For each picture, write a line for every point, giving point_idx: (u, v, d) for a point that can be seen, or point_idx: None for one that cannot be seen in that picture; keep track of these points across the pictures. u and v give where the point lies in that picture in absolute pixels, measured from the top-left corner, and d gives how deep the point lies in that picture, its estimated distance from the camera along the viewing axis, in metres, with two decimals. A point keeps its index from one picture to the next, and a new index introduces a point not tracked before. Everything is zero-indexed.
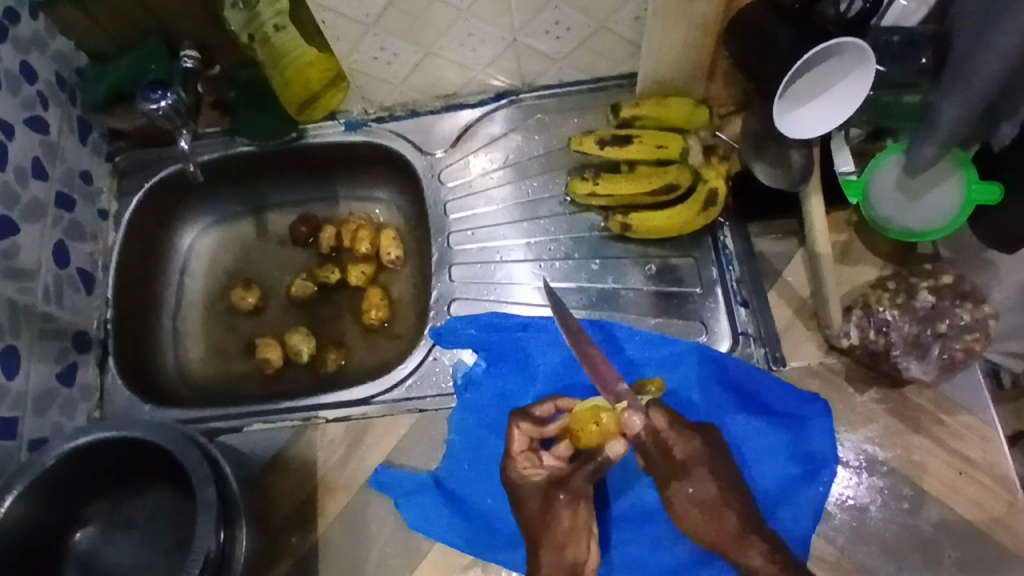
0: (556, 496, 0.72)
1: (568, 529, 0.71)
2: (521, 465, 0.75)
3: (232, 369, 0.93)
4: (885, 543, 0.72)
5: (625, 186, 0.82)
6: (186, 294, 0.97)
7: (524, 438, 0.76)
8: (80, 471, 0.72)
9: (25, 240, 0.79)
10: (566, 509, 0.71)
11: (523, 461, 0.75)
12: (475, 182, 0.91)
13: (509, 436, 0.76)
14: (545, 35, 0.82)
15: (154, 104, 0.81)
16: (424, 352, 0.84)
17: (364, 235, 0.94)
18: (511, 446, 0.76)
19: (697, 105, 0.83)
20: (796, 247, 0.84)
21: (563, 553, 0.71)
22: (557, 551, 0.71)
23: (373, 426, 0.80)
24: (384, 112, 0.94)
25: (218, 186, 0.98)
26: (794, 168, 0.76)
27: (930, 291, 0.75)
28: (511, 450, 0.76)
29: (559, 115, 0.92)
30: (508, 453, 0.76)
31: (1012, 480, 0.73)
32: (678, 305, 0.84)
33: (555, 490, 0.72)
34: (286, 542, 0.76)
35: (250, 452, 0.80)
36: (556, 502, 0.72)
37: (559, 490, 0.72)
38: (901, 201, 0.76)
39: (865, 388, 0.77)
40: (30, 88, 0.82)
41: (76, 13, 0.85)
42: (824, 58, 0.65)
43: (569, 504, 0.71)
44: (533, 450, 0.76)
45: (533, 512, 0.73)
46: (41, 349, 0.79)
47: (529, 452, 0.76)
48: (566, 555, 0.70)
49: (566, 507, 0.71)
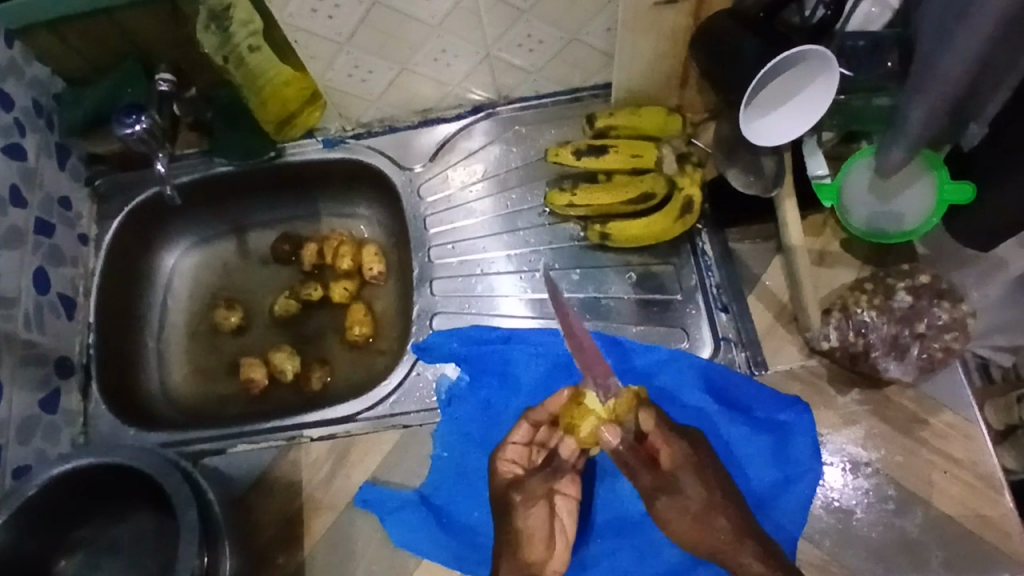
0: (510, 497, 0.70)
1: (524, 528, 0.69)
2: (509, 456, 0.72)
3: (219, 389, 0.94)
4: (871, 545, 0.72)
5: (602, 196, 0.82)
6: (169, 317, 0.97)
7: (529, 431, 0.73)
8: (63, 498, 0.72)
9: (5, 268, 0.79)
10: (524, 509, 0.70)
11: (511, 453, 0.72)
12: (455, 196, 0.91)
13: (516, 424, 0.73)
14: (519, 49, 0.83)
15: (130, 128, 0.82)
16: (407, 367, 0.84)
17: (346, 251, 0.94)
18: (510, 434, 0.73)
19: (669, 114, 0.84)
20: (773, 251, 0.84)
21: (518, 553, 0.68)
22: (512, 551, 0.68)
23: (357, 443, 0.80)
24: (362, 129, 0.94)
25: (198, 207, 0.98)
26: (768, 175, 0.77)
27: (908, 291, 0.76)
28: (509, 439, 0.73)
29: (536, 127, 0.92)
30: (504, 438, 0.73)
31: (996, 477, 0.73)
32: (659, 312, 0.84)
33: (510, 490, 0.71)
34: (273, 562, 0.76)
35: (234, 473, 0.80)
36: (512, 504, 0.70)
37: (514, 492, 0.70)
38: (874, 203, 0.77)
39: (847, 390, 0.78)
40: (7, 115, 0.82)
41: (52, 40, 0.85)
42: (784, 68, 0.66)
43: (527, 504, 0.70)
44: (536, 442, 0.73)
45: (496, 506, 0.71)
46: (25, 375, 0.79)
47: (530, 445, 0.73)
48: (521, 555, 0.68)
49: (521, 508, 0.70)
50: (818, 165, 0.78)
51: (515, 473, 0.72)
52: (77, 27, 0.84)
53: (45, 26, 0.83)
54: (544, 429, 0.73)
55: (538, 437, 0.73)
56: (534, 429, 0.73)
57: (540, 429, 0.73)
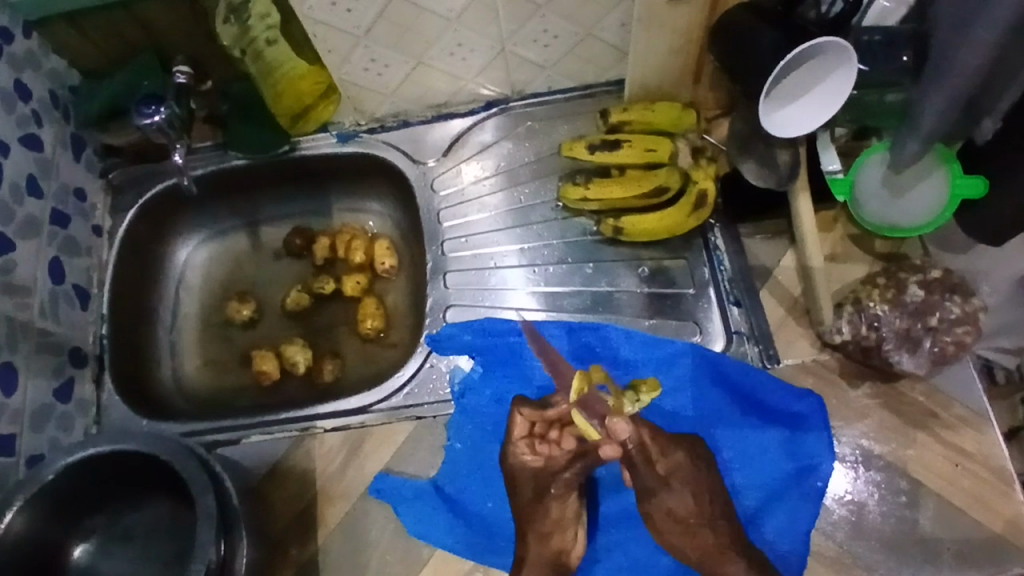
0: (546, 490, 0.76)
1: (557, 518, 0.75)
2: (521, 451, 0.78)
3: (232, 383, 0.94)
4: (884, 537, 0.72)
5: (615, 190, 0.83)
6: (182, 310, 0.98)
7: (528, 425, 0.78)
8: (80, 484, 0.72)
9: (22, 257, 0.79)
10: (556, 501, 0.75)
11: (522, 447, 0.78)
12: (467, 190, 0.92)
13: (511, 422, 0.79)
14: (534, 44, 0.83)
15: (148, 118, 0.82)
16: (421, 359, 0.85)
17: (358, 246, 0.95)
18: (511, 431, 0.79)
19: (683, 108, 0.84)
20: (785, 247, 0.85)
21: (549, 542, 0.75)
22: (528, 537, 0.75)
23: (372, 433, 0.80)
24: (376, 124, 0.95)
25: (212, 200, 0.99)
26: (782, 169, 0.78)
27: (920, 285, 0.76)
28: (513, 435, 0.78)
29: (549, 122, 0.93)
30: (508, 437, 0.79)
31: (1007, 471, 0.74)
32: (672, 306, 0.85)
33: (545, 484, 0.76)
34: (287, 552, 0.75)
35: (248, 462, 0.80)
36: (547, 495, 0.76)
37: (550, 486, 0.76)
38: (886, 197, 0.79)
39: (859, 383, 0.78)
40: (25, 106, 0.82)
41: (69, 32, 0.86)
42: (810, 57, 0.66)
43: (560, 497, 0.75)
44: (536, 436, 0.78)
45: (527, 497, 0.77)
46: (39, 363, 0.79)
47: (530, 436, 0.78)
48: (551, 543, 0.75)
49: (557, 500, 0.75)
50: (830, 161, 0.79)
51: (537, 463, 0.77)
52: (93, 19, 0.85)
53: (64, 17, 0.83)
54: (541, 422, 0.78)
55: (537, 430, 0.78)
56: (532, 423, 0.78)
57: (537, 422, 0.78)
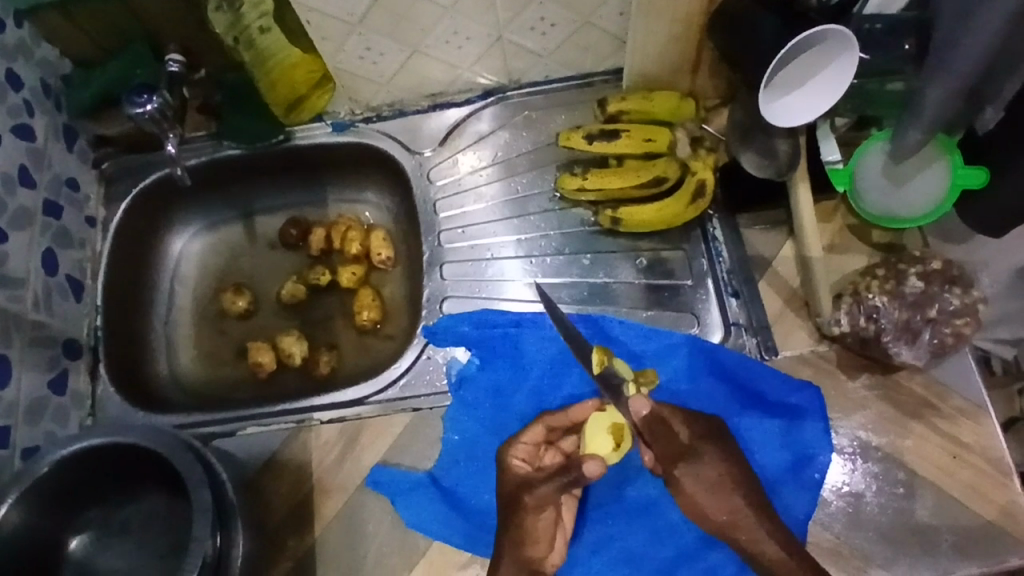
0: (520, 498, 0.71)
1: (531, 530, 0.71)
2: (518, 454, 0.74)
3: (227, 376, 0.93)
4: (882, 528, 0.72)
5: (613, 180, 0.82)
6: (176, 301, 0.97)
7: (543, 432, 0.75)
8: (76, 477, 0.72)
9: (14, 248, 0.79)
10: (531, 512, 0.71)
11: (522, 451, 0.74)
12: (464, 180, 0.91)
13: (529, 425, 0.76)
14: (531, 32, 0.82)
15: (140, 107, 0.82)
16: (418, 351, 0.84)
17: (354, 236, 0.94)
18: (522, 434, 0.75)
19: (683, 98, 0.84)
20: (784, 237, 0.84)
21: (521, 551, 0.70)
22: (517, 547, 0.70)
23: (368, 424, 0.80)
24: (372, 113, 0.94)
25: (207, 191, 0.98)
26: (781, 159, 0.77)
27: (919, 277, 0.75)
28: (519, 437, 0.75)
29: (547, 112, 0.92)
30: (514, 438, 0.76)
31: (1005, 462, 0.74)
32: (669, 298, 0.84)
33: (520, 492, 0.72)
34: (284, 544, 0.75)
35: (244, 455, 0.80)
36: (521, 506, 0.71)
37: (523, 493, 0.71)
38: (888, 187, 0.78)
39: (857, 375, 0.78)
40: (16, 95, 0.81)
41: (60, 21, 0.84)
42: (809, 45, 0.65)
43: (535, 509, 0.71)
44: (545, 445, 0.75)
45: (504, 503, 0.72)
46: (33, 356, 0.79)
47: (539, 446, 0.75)
48: (524, 551, 0.70)
49: (530, 512, 0.71)
50: (830, 150, 0.78)
51: (524, 469, 0.73)
52: (85, 8, 0.84)
53: (56, 6, 0.82)
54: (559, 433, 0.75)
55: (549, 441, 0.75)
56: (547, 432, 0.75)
57: (553, 432, 0.75)
